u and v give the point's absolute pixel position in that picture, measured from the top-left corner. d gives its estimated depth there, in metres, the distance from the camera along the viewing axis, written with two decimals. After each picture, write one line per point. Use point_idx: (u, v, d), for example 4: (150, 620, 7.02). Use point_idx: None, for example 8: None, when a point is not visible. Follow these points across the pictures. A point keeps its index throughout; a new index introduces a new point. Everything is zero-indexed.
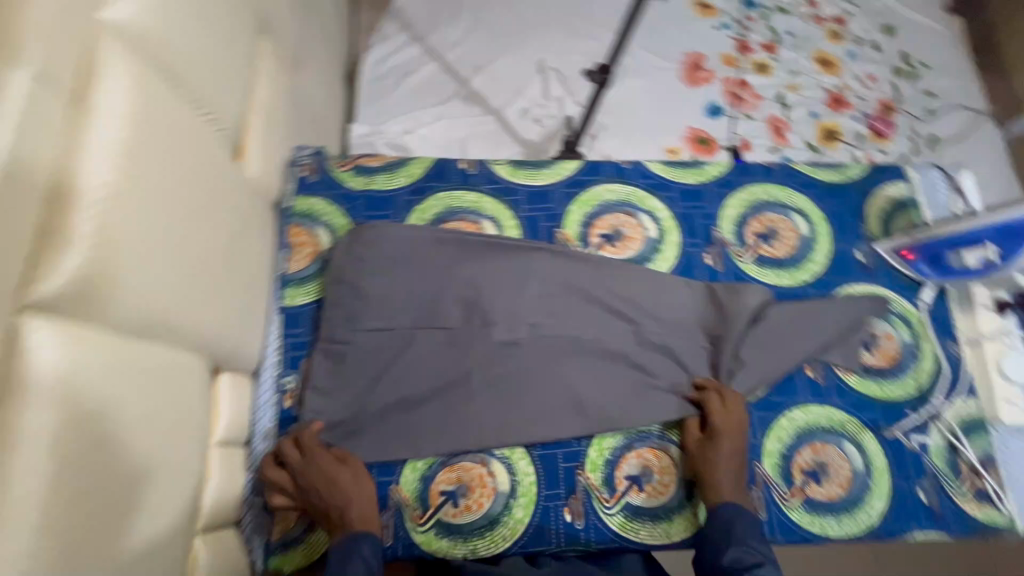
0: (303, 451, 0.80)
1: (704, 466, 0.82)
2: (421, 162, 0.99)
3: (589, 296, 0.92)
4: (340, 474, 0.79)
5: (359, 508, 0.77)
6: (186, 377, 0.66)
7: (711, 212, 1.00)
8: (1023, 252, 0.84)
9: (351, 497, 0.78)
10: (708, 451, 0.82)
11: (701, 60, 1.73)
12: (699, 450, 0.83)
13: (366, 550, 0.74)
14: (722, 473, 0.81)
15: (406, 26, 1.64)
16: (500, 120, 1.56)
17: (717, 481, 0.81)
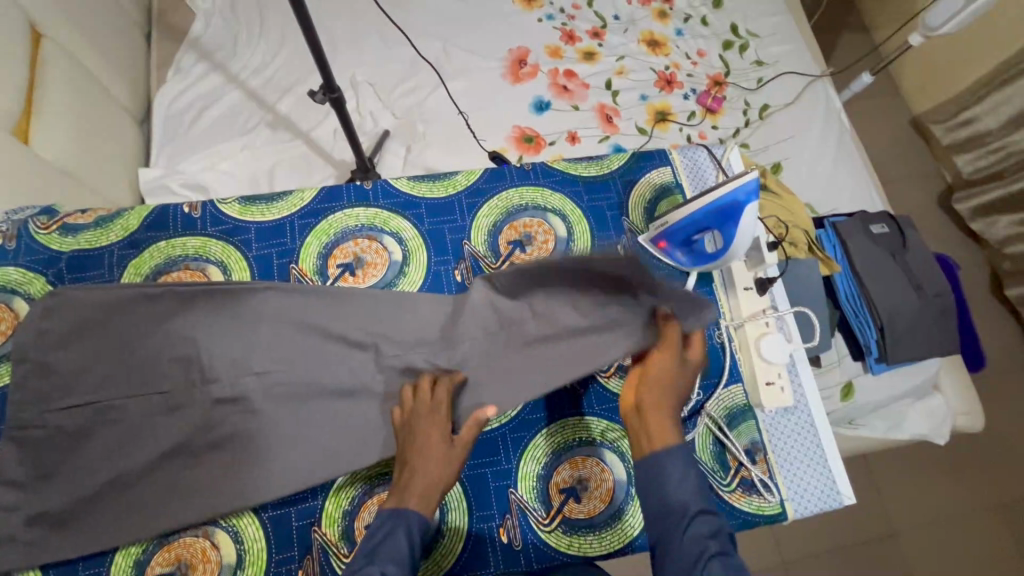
0: (427, 408, 0.77)
1: (650, 398, 0.73)
2: (137, 212, 0.91)
3: (322, 333, 0.85)
4: (438, 442, 0.74)
5: (429, 480, 0.73)
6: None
7: (462, 225, 0.95)
8: (737, 233, 0.82)
9: (432, 468, 0.73)
10: (662, 377, 0.74)
11: (525, 55, 1.67)
12: (654, 372, 0.75)
13: (403, 528, 0.69)
14: (665, 405, 0.73)
15: (204, 56, 1.55)
16: (310, 144, 1.48)
17: (658, 414, 0.72)
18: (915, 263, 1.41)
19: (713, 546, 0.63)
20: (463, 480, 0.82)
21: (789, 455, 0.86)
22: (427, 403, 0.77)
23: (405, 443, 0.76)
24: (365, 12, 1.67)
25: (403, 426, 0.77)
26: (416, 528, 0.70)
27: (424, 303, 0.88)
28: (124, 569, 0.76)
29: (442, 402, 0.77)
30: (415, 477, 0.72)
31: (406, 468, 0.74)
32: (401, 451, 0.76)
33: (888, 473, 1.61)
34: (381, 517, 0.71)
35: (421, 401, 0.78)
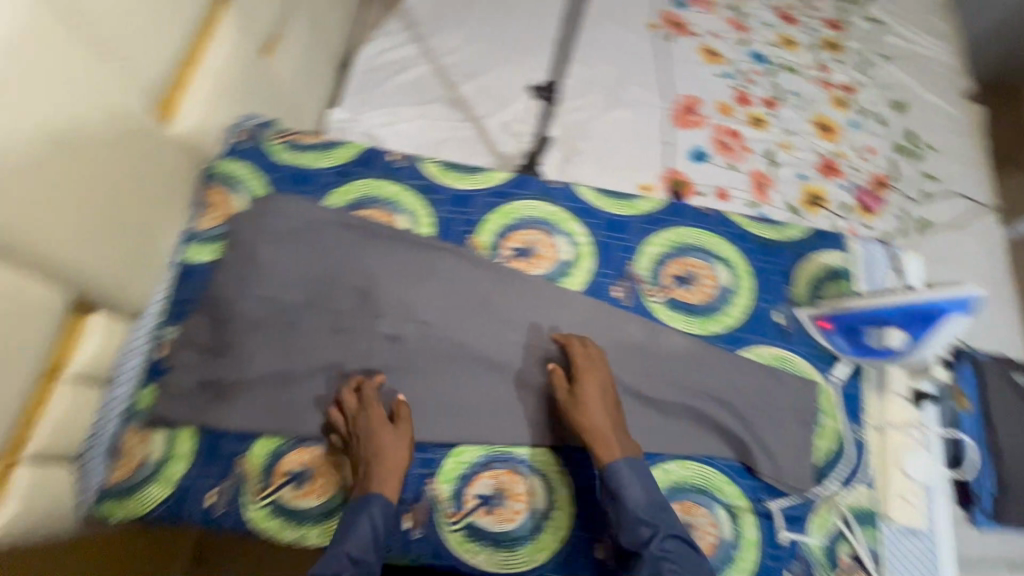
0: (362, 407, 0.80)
1: (586, 420, 0.79)
2: (351, 147, 0.99)
3: (485, 305, 0.91)
4: (384, 433, 0.78)
5: (389, 469, 0.76)
6: (21, 305, 0.64)
7: (632, 246, 0.97)
8: (932, 339, 0.81)
9: (391, 457, 0.77)
10: (580, 401, 0.80)
11: (695, 104, 1.70)
12: (579, 404, 0.80)
13: (368, 517, 0.72)
14: (605, 423, 0.79)
15: (410, 26, 1.68)
16: (477, 129, 1.57)
17: (603, 437, 0.78)
18: None
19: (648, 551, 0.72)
20: (575, 486, 0.83)
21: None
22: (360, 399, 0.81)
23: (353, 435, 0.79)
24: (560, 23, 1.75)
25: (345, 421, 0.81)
26: (383, 516, 0.73)
27: (580, 308, 0.92)
28: (261, 455, 0.82)
29: (369, 399, 0.80)
30: (369, 473, 0.76)
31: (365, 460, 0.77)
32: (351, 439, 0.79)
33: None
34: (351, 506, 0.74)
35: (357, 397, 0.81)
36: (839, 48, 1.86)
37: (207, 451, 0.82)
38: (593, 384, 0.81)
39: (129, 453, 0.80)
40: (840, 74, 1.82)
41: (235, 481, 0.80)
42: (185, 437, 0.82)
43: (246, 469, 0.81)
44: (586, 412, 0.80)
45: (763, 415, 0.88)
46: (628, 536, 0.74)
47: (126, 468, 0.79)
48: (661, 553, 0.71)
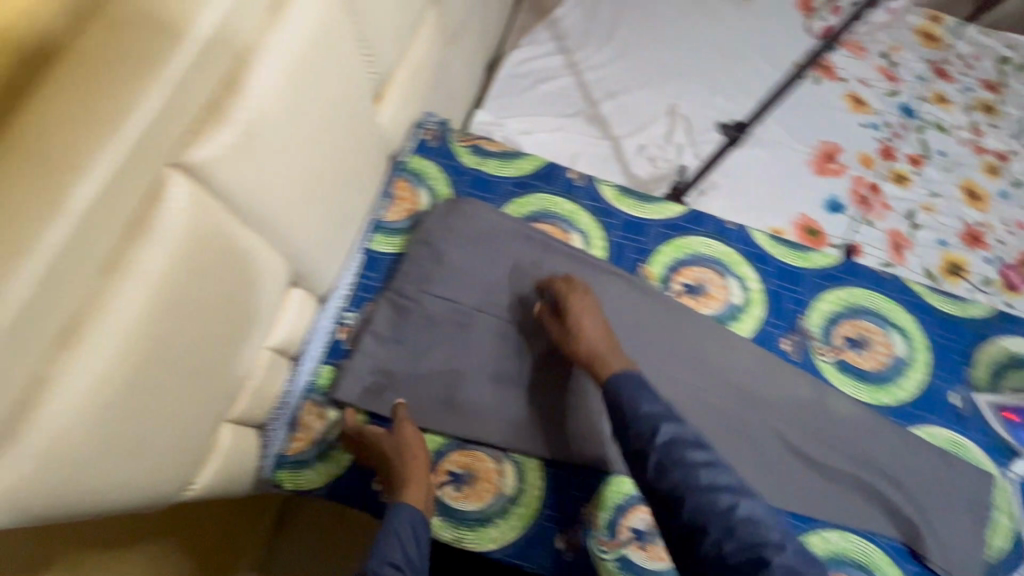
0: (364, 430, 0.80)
1: (579, 346, 0.81)
2: (533, 160, 1.00)
3: (653, 338, 0.90)
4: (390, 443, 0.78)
5: (419, 482, 0.76)
6: (263, 283, 0.67)
7: (804, 300, 0.94)
8: None
9: (419, 470, 0.77)
10: (570, 329, 0.83)
11: (836, 151, 1.64)
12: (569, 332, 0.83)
13: (399, 526, 0.70)
14: (600, 340, 0.81)
15: (557, 37, 1.69)
16: (614, 148, 1.56)
17: (598, 354, 0.80)
18: None
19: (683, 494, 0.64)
20: None
21: None
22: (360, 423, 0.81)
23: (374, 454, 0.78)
24: (706, 51, 1.72)
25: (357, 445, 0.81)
26: (416, 524, 0.71)
27: (750, 357, 0.90)
28: None
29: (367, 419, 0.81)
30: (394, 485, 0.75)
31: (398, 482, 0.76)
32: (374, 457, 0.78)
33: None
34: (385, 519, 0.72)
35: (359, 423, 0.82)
36: (994, 113, 1.76)
37: None
38: (582, 305, 0.83)
39: (306, 428, 0.84)
40: (993, 141, 1.72)
41: None
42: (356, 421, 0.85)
43: None
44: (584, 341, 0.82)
45: (930, 498, 0.84)
46: (630, 431, 0.71)
47: (302, 443, 0.83)
48: (667, 445, 0.68)
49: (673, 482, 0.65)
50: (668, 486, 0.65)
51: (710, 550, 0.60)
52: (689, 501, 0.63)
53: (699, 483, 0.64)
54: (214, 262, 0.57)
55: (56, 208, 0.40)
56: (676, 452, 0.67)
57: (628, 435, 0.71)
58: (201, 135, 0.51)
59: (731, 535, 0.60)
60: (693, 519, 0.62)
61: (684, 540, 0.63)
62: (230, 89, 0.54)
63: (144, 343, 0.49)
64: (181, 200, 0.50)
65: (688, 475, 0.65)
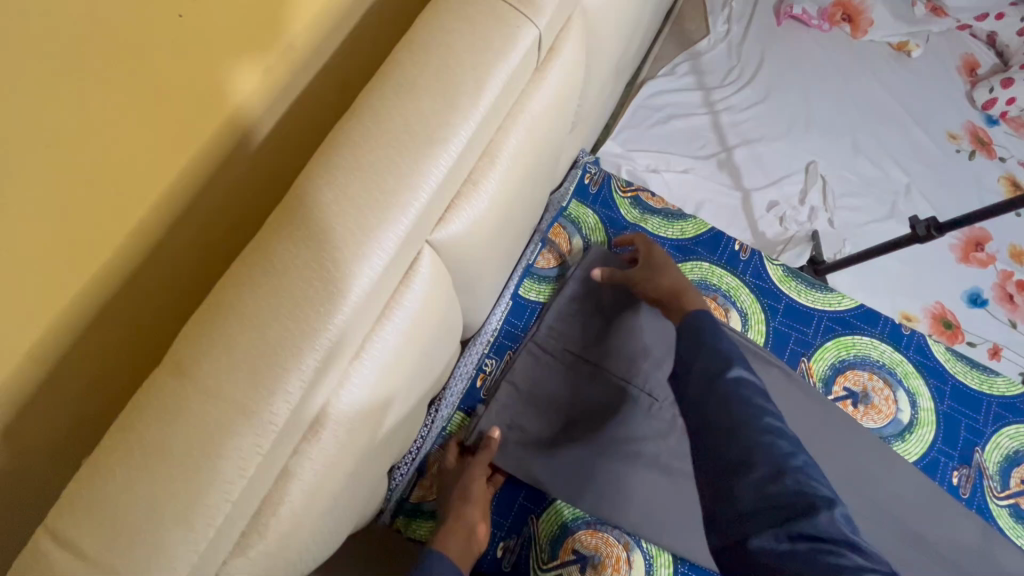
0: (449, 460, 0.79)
1: (659, 287, 0.79)
2: (696, 225, 0.94)
3: (809, 444, 0.82)
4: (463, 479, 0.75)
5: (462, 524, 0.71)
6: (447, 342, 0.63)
7: (982, 430, 0.85)
8: None
9: (462, 511, 0.72)
10: (653, 270, 0.82)
11: (985, 239, 1.50)
12: (645, 274, 0.82)
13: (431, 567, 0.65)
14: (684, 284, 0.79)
15: (698, 71, 1.60)
16: (744, 201, 1.47)
17: (681, 295, 0.77)
18: None
19: (741, 431, 0.60)
20: None
21: None
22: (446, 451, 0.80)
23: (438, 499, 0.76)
24: (854, 108, 1.59)
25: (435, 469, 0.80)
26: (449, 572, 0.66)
27: (916, 488, 0.81)
28: (549, 523, 0.79)
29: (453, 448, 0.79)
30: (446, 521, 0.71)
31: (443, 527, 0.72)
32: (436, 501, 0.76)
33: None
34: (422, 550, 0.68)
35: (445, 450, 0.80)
36: None
37: (502, 500, 0.80)
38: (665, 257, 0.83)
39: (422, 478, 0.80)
40: None
41: (523, 540, 0.78)
42: None
43: (534, 533, 0.79)
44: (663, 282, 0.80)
45: None
46: (695, 364, 0.66)
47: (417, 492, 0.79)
48: (733, 386, 0.63)
49: (732, 419, 0.61)
50: (726, 422, 0.61)
51: (751, 486, 0.57)
52: (748, 439, 0.59)
53: (759, 425, 0.60)
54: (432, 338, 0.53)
55: (339, 301, 0.37)
56: (743, 395, 0.62)
57: (690, 370, 0.66)
58: (453, 211, 0.47)
59: (782, 479, 0.56)
60: (743, 456, 0.59)
61: (722, 476, 0.60)
62: (484, 159, 0.49)
63: (366, 431, 0.45)
64: (422, 280, 0.46)
65: (751, 416, 0.61)
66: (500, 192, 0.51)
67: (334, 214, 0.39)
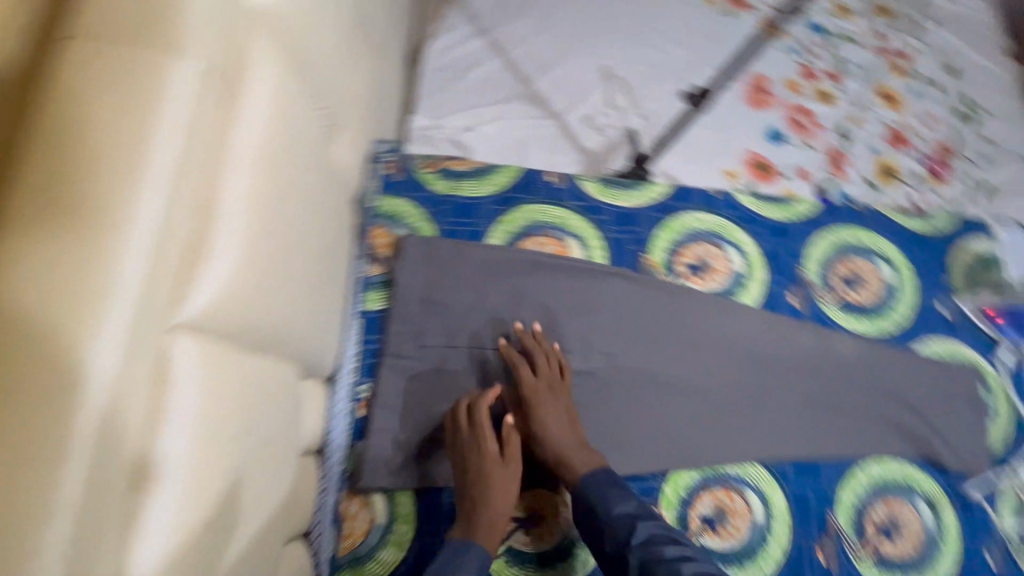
0: (471, 440, 0.77)
1: (548, 449, 0.79)
2: (508, 172, 0.95)
3: (668, 326, 0.90)
4: (493, 468, 0.75)
5: (493, 515, 0.74)
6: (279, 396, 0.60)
7: (798, 251, 0.98)
8: None
9: (497, 503, 0.74)
10: (538, 422, 0.79)
11: (765, 82, 1.69)
12: (535, 423, 0.79)
13: (477, 563, 0.70)
14: (568, 436, 0.79)
15: (472, 18, 1.59)
16: (560, 125, 1.52)
17: (569, 456, 0.78)
18: None
19: None
20: (787, 495, 0.86)
21: None
22: (467, 433, 0.77)
23: (460, 448, 0.77)
24: (622, 5, 1.67)
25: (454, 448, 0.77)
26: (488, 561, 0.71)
27: (761, 321, 0.92)
28: None
29: (482, 432, 0.76)
30: (483, 509, 0.74)
31: (466, 495, 0.75)
32: (458, 448, 0.77)
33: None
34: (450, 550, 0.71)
35: (465, 430, 0.77)
36: (891, 15, 1.85)
37: (429, 508, 0.80)
38: (546, 399, 0.80)
39: (465, 411, 0.78)
40: (896, 41, 1.81)
41: None
42: (406, 496, 0.80)
43: None
44: (548, 438, 0.79)
45: (939, 408, 0.92)
46: (606, 532, 0.74)
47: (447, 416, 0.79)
48: (643, 546, 0.71)
49: None
50: None
51: None
52: None
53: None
54: (238, 407, 0.50)
55: (70, 446, 0.32)
56: (654, 551, 0.70)
57: (607, 541, 0.73)
58: (191, 282, 0.43)
59: None
60: None
61: None
62: (204, 214, 0.44)
63: (193, 540, 0.42)
64: (189, 368, 0.42)
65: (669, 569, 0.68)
66: (249, 237, 0.48)
67: (23, 322, 0.33)
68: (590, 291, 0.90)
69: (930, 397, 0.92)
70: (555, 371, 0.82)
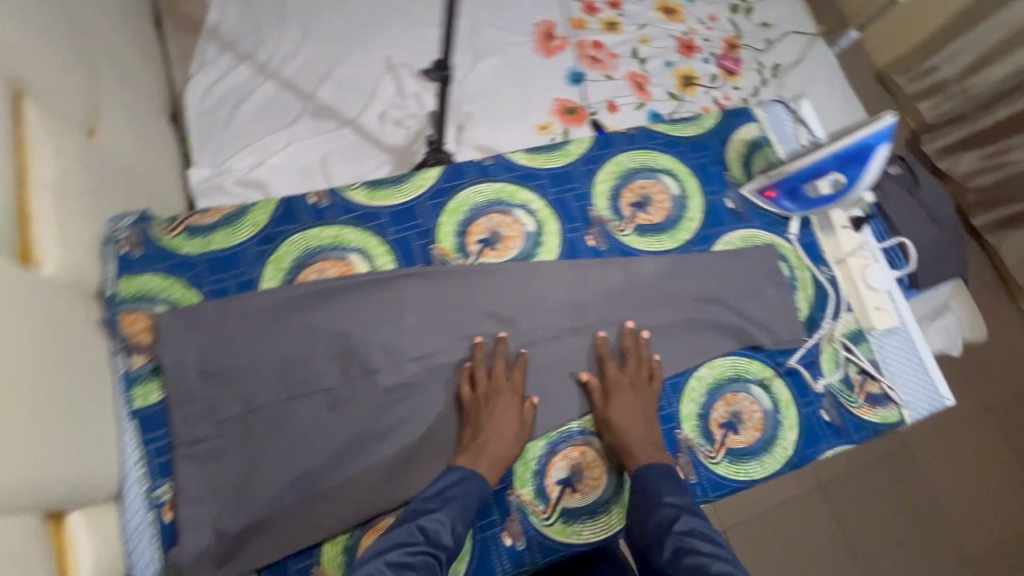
0: (506, 388, 0.82)
1: (618, 434, 0.82)
2: (263, 206, 0.88)
3: (474, 309, 0.88)
4: (512, 421, 0.81)
5: (498, 454, 0.79)
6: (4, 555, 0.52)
7: (584, 192, 0.98)
8: (863, 173, 0.88)
9: (503, 446, 0.79)
10: (618, 409, 0.83)
11: (552, 29, 1.69)
12: (615, 410, 0.83)
13: (476, 497, 0.76)
14: (640, 429, 0.83)
15: (227, 45, 1.47)
16: (357, 130, 1.44)
17: (637, 440, 0.82)
18: (928, 201, 1.57)
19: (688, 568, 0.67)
20: None
21: (902, 363, 0.98)
22: (506, 383, 0.82)
23: (487, 396, 0.81)
24: None
25: (475, 400, 0.82)
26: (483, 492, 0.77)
27: (563, 272, 0.92)
28: (334, 558, 0.77)
29: (516, 387, 0.83)
30: (490, 449, 0.78)
31: (479, 434, 0.79)
32: (489, 395, 0.81)
33: (955, 429, 1.65)
34: (451, 478, 0.77)
35: (501, 384, 0.82)
36: None
37: None
38: (628, 396, 0.84)
39: (503, 362, 0.84)
40: None
41: None
42: None
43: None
44: (618, 426, 0.83)
45: (748, 295, 0.96)
46: (648, 521, 0.75)
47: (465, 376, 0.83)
48: (678, 541, 0.71)
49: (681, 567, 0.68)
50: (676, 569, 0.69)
51: None
52: None
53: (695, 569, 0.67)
54: None
55: None
56: (688, 543, 0.70)
57: (647, 527, 0.75)
58: None
59: None
60: None
61: None
62: None
63: None
64: None
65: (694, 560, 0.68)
66: None
67: None
68: (384, 304, 0.85)
69: (740, 288, 0.96)
70: (645, 375, 0.87)
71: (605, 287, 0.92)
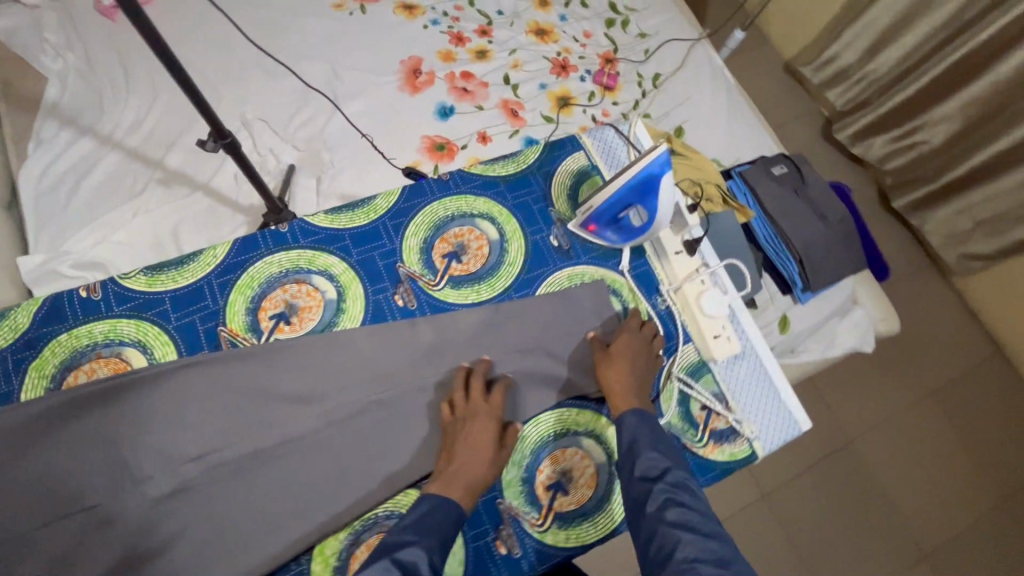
0: (477, 411, 0.79)
1: (613, 380, 0.83)
2: (25, 308, 0.81)
3: (263, 394, 0.81)
4: (488, 447, 0.77)
5: (474, 476, 0.75)
6: None
7: (393, 248, 0.92)
8: (657, 205, 0.86)
9: (479, 468, 0.76)
10: (618, 361, 0.84)
11: (418, 64, 1.63)
12: (607, 364, 0.85)
13: (449, 524, 0.71)
14: (629, 379, 0.82)
15: (69, 120, 1.37)
16: (211, 194, 1.34)
17: (622, 391, 0.82)
18: (814, 196, 1.53)
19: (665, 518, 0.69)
20: None
21: (750, 391, 0.92)
22: (480, 406, 0.80)
23: (464, 419, 0.79)
24: (241, 45, 1.56)
25: (451, 423, 0.80)
26: (456, 520, 0.72)
27: (365, 338, 0.85)
28: None
29: (492, 410, 0.80)
30: (463, 473, 0.75)
31: (453, 458, 0.76)
32: (465, 419, 0.79)
33: (892, 400, 1.63)
34: (424, 505, 0.72)
35: (477, 405, 0.80)
36: None
37: None
38: (628, 346, 0.86)
39: (479, 387, 0.81)
40: None
41: None
42: None
43: None
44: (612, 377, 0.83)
45: (575, 338, 0.90)
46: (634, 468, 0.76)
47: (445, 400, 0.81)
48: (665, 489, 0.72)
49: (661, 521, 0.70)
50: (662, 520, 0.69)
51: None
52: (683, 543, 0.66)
53: (675, 522, 0.68)
54: None
55: None
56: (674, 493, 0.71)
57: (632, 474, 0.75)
58: None
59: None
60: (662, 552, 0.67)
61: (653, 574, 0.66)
62: None
63: None
64: None
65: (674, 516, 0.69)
66: None
67: None
68: (157, 402, 0.78)
69: (566, 332, 0.90)
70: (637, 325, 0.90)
71: (415, 348, 0.86)
